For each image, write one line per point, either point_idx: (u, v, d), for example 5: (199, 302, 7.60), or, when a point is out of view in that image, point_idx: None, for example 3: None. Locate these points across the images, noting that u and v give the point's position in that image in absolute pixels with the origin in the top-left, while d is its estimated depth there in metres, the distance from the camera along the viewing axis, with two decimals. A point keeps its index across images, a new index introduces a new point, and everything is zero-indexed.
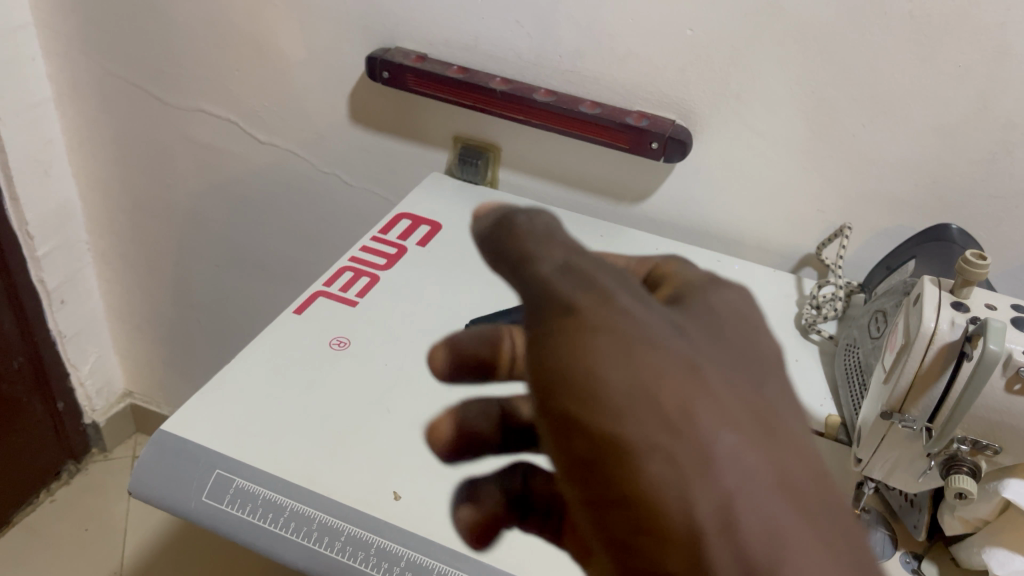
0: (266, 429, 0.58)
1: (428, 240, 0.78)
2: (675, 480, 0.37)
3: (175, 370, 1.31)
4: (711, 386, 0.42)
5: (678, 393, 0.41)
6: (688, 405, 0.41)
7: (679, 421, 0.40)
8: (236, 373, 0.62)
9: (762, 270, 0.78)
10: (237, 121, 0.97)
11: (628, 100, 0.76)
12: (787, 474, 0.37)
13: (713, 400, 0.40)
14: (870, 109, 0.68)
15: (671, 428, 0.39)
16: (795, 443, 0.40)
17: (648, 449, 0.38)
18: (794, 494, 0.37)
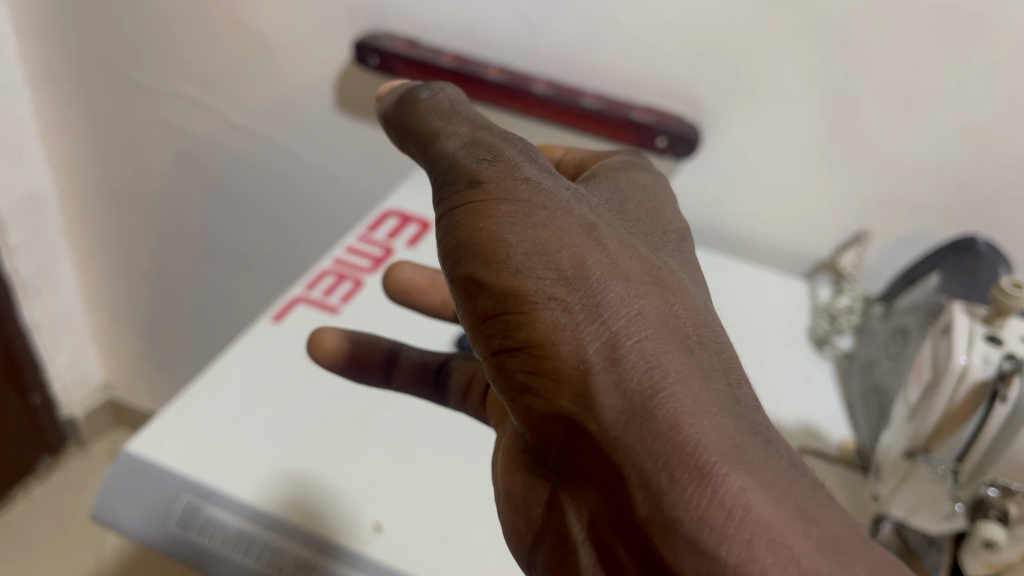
0: (238, 451, 0.54)
1: (418, 241, 0.73)
2: (540, 256, 0.26)
3: (155, 364, 1.29)
4: (568, 233, 0.26)
5: (577, 244, 0.26)
6: (606, 253, 0.26)
7: (586, 280, 0.25)
8: (208, 388, 0.58)
9: (772, 277, 0.74)
10: (218, 107, 0.92)
11: (633, 92, 0.71)
12: (680, 313, 0.26)
13: (607, 254, 0.26)
14: (892, 108, 0.64)
15: (589, 298, 0.25)
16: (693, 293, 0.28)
17: (546, 297, 0.25)
18: (677, 339, 0.26)
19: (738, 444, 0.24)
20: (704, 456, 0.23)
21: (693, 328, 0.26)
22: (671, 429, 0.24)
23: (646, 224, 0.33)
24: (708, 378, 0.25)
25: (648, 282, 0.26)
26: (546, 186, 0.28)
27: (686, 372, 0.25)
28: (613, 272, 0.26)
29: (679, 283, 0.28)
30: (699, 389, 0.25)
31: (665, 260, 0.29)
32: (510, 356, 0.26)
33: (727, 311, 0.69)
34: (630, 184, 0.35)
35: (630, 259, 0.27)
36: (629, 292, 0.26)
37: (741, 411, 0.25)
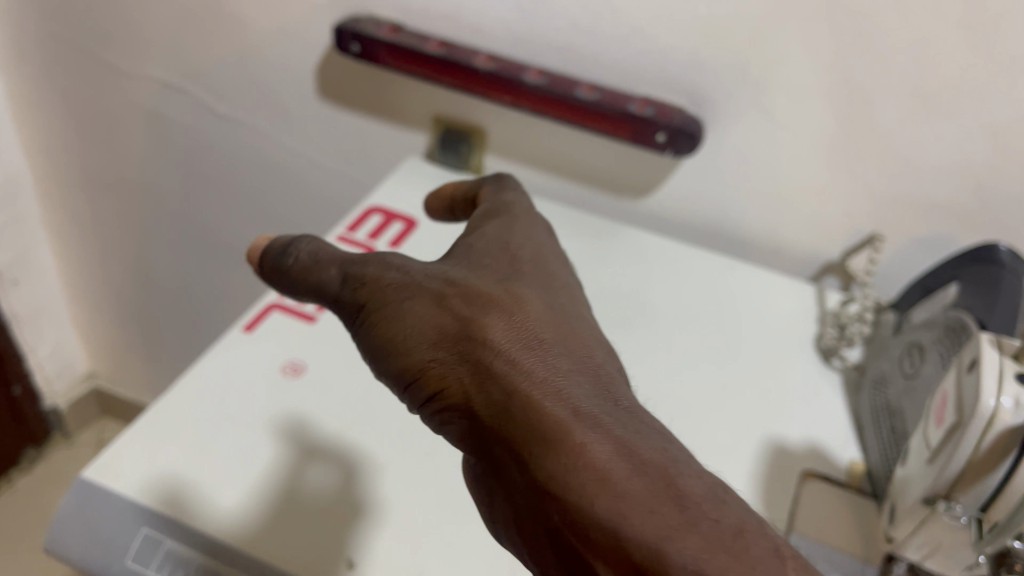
0: (204, 473, 0.50)
1: (402, 241, 0.69)
2: (414, 326, 0.35)
3: (140, 354, 1.26)
4: (428, 300, 0.36)
5: (435, 304, 0.36)
6: (457, 300, 0.36)
7: (446, 324, 0.35)
8: (174, 404, 0.54)
9: (778, 279, 0.69)
10: (195, 93, 0.87)
11: (631, 82, 0.67)
12: (524, 329, 0.35)
13: (459, 305, 0.35)
14: (910, 101, 0.59)
15: (452, 337, 0.34)
16: (544, 307, 0.37)
17: (425, 355, 0.35)
18: (523, 345, 0.34)
19: (571, 410, 0.31)
20: (544, 426, 0.31)
21: (537, 338, 0.35)
22: (520, 420, 0.32)
23: (515, 259, 0.40)
24: (549, 372, 0.33)
25: (497, 314, 0.35)
26: (409, 279, 0.37)
27: (528, 372, 0.33)
28: (466, 319, 0.35)
29: (528, 308, 0.36)
30: (538, 382, 0.33)
31: (518, 292, 0.37)
32: (427, 401, 0.35)
33: (730, 317, 0.65)
34: (504, 230, 0.42)
35: (482, 302, 0.36)
36: (477, 327, 0.34)
37: (581, 384, 0.33)
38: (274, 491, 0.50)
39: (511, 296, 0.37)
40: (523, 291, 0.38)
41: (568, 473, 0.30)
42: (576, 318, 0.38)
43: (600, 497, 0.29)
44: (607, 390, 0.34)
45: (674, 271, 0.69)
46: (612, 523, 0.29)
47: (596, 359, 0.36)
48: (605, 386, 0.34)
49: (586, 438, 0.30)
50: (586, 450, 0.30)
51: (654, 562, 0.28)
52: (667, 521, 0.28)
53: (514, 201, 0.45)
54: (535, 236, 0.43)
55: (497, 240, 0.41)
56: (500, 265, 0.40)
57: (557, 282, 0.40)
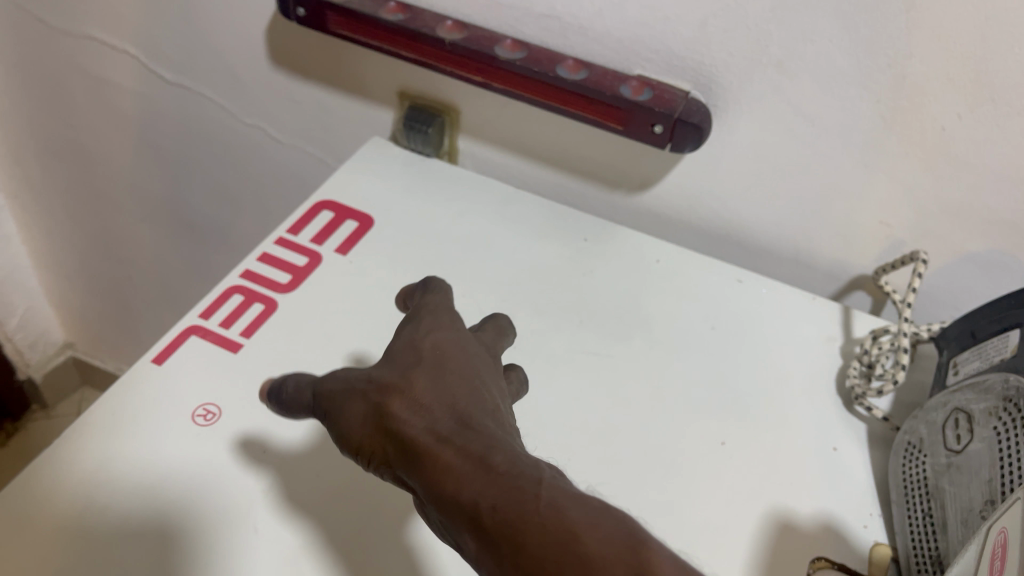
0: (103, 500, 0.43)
1: (351, 246, 0.59)
2: (344, 418, 0.35)
3: (116, 327, 1.19)
4: (350, 385, 0.36)
5: (352, 390, 0.36)
6: (368, 380, 0.36)
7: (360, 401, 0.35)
8: (57, 461, 0.45)
9: (797, 293, 0.58)
10: (139, 55, 0.77)
11: (625, 59, 0.55)
12: (418, 386, 0.34)
13: (367, 385, 0.35)
14: (971, 94, 0.47)
15: (367, 411, 0.35)
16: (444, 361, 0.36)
17: (359, 439, 0.35)
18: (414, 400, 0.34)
19: (439, 446, 0.32)
20: (427, 468, 0.31)
21: (431, 386, 0.34)
22: (417, 474, 0.32)
23: (419, 343, 0.37)
24: (433, 421, 0.33)
25: (397, 380, 0.35)
26: (346, 379, 0.37)
27: (417, 428, 0.33)
28: (373, 394, 0.35)
29: (425, 366, 0.35)
30: (422, 433, 0.32)
31: (423, 354, 0.36)
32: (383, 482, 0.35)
33: (735, 347, 0.55)
34: (417, 325, 0.38)
35: (388, 375, 0.35)
36: (383, 403, 0.34)
37: (456, 412, 0.33)
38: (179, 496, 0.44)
39: (411, 363, 0.36)
40: (418, 351, 0.36)
41: (444, 497, 0.30)
42: (478, 370, 0.36)
43: (448, 490, 0.30)
44: (484, 421, 0.33)
45: (673, 284, 0.58)
46: (455, 504, 0.30)
47: (487, 399, 0.34)
48: (481, 416, 0.33)
49: (446, 464, 0.31)
50: (449, 475, 0.30)
51: (480, 523, 0.29)
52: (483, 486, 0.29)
53: (435, 296, 0.41)
54: (452, 315, 0.39)
55: (408, 330, 0.38)
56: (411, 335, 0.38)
57: (462, 341, 0.37)
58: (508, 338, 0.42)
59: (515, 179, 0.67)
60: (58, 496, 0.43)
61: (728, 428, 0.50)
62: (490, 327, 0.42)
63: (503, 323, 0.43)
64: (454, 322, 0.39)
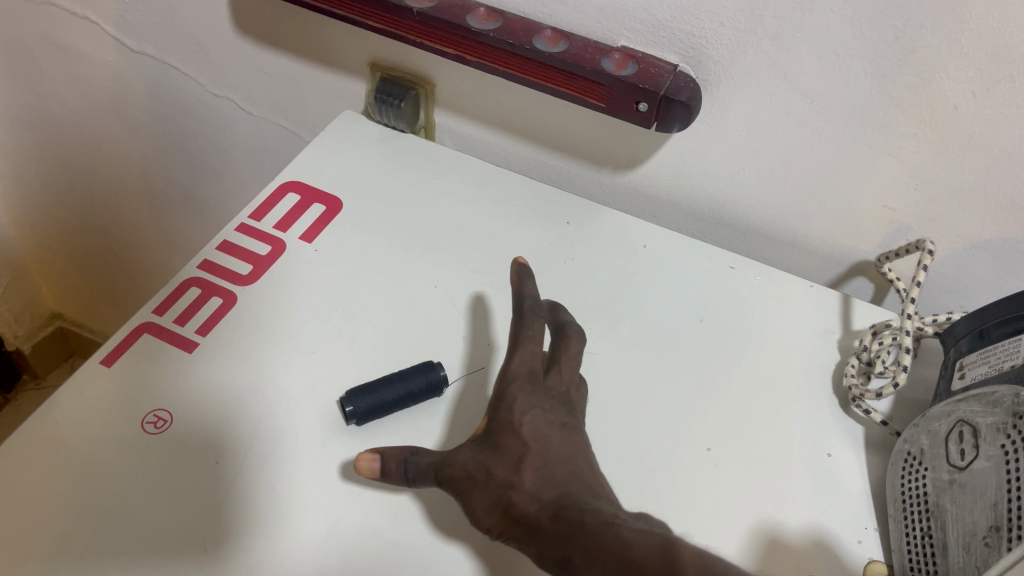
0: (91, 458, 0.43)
1: (318, 233, 0.55)
2: (468, 502, 0.40)
3: (102, 299, 1.16)
4: (467, 470, 0.41)
5: (470, 476, 0.41)
6: (483, 467, 0.41)
7: (479, 487, 0.40)
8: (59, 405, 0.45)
9: (795, 281, 0.55)
10: (99, 21, 0.72)
11: (607, 30, 0.50)
12: (529, 471, 0.40)
13: (486, 474, 0.40)
14: (987, 68, 0.42)
15: (488, 497, 0.40)
16: (541, 443, 0.41)
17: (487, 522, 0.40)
18: (527, 483, 0.40)
19: (559, 534, 0.38)
20: (557, 550, 0.38)
21: (540, 473, 0.40)
22: (548, 555, 0.38)
23: (517, 429, 0.42)
24: (549, 509, 0.39)
25: (512, 470, 0.40)
26: (460, 464, 0.41)
27: (539, 517, 0.39)
28: (491, 482, 0.40)
29: (532, 454, 0.41)
30: (544, 520, 0.39)
31: (522, 436, 0.41)
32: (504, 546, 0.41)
33: (725, 340, 0.51)
34: (509, 404, 0.43)
35: (502, 467, 0.40)
36: (505, 495, 0.40)
37: (561, 491, 0.39)
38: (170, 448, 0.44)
39: (519, 452, 0.41)
40: (522, 437, 0.41)
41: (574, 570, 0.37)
42: (567, 441, 0.42)
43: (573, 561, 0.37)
44: (589, 500, 0.39)
45: (662, 270, 0.55)
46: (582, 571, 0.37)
47: (581, 472, 0.41)
48: (583, 492, 0.40)
49: (570, 551, 0.37)
50: (571, 553, 0.37)
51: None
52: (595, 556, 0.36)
53: (515, 360, 0.45)
54: (539, 387, 0.44)
55: (501, 413, 0.42)
56: (509, 415, 0.42)
57: (550, 419, 0.43)
58: (578, 364, 0.47)
59: (498, 155, 0.63)
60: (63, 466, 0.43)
61: (715, 431, 0.47)
62: (564, 365, 0.46)
63: (574, 342, 0.48)
64: (544, 399, 0.44)
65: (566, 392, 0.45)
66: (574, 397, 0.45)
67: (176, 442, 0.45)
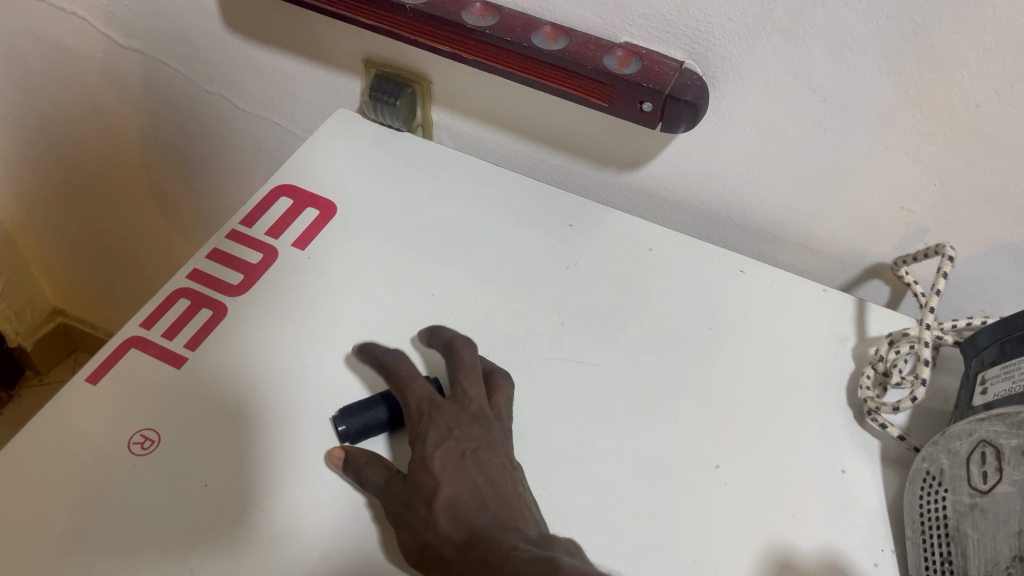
0: (72, 486, 0.41)
1: (310, 238, 0.54)
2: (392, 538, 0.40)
3: (102, 294, 1.15)
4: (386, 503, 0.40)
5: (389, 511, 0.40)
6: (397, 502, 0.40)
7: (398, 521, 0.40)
8: (39, 430, 0.43)
9: (805, 284, 0.52)
10: (85, 15, 0.70)
11: (609, 24, 0.48)
12: (439, 509, 0.40)
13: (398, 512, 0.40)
14: (1012, 66, 0.40)
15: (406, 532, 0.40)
16: (451, 478, 0.41)
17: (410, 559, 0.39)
18: (437, 522, 0.39)
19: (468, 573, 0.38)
20: None
21: (449, 510, 0.40)
22: None
23: (425, 465, 0.41)
24: (459, 549, 0.38)
25: (424, 507, 0.40)
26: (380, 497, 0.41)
27: (452, 559, 0.38)
28: (405, 521, 0.40)
29: (441, 491, 0.40)
30: (456, 561, 0.38)
31: (430, 471, 0.41)
32: None
33: (734, 349, 0.49)
34: (417, 441, 0.42)
35: (415, 505, 0.40)
36: (419, 536, 0.39)
37: (473, 528, 0.39)
38: (158, 470, 0.43)
39: (430, 489, 0.40)
40: (432, 471, 0.41)
41: None
42: (481, 467, 0.41)
43: None
44: (498, 534, 0.38)
45: (668, 274, 0.53)
46: None
47: (496, 502, 0.40)
48: (494, 525, 0.39)
49: None
50: None
51: None
52: None
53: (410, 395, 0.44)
54: (445, 411, 0.43)
55: (414, 450, 0.42)
56: (417, 452, 0.42)
57: (461, 448, 0.42)
58: (481, 371, 0.46)
59: (497, 154, 0.61)
60: (44, 496, 0.41)
61: (723, 447, 0.45)
62: (466, 380, 0.45)
63: (468, 351, 0.46)
64: (453, 425, 0.43)
65: (479, 407, 0.44)
66: (488, 411, 0.44)
67: (163, 463, 0.43)
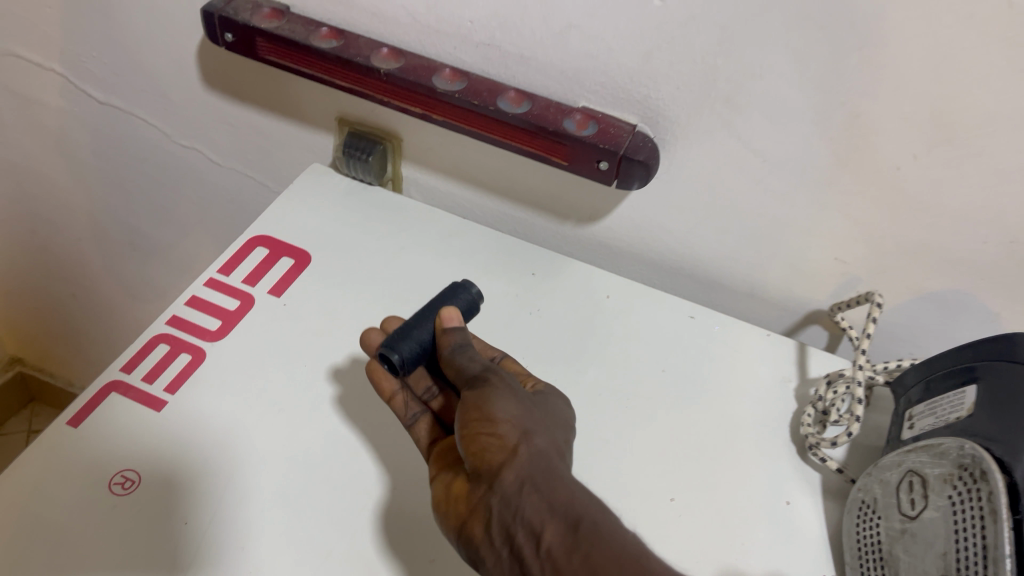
0: (53, 526, 0.43)
1: (286, 286, 0.56)
2: (512, 403, 0.43)
3: (63, 344, 1.15)
4: (514, 392, 0.44)
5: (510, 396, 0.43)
6: (520, 397, 0.44)
7: (522, 404, 0.43)
8: (18, 471, 0.44)
9: (752, 330, 0.56)
10: (64, 73, 0.72)
11: (569, 90, 0.52)
12: (548, 427, 0.43)
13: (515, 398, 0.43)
14: (927, 133, 0.44)
15: (525, 414, 0.43)
16: (558, 422, 0.44)
17: (510, 425, 0.41)
18: (547, 432, 0.42)
19: (557, 467, 0.40)
20: (551, 475, 0.39)
21: (552, 432, 0.43)
22: (541, 475, 0.39)
23: (545, 402, 0.45)
24: (556, 456, 0.41)
25: (548, 427, 0.43)
26: (505, 382, 0.44)
27: (548, 453, 0.41)
28: (525, 408, 0.43)
29: (555, 426, 0.44)
30: (551, 456, 0.41)
31: (549, 407, 0.45)
32: (484, 444, 0.41)
33: (687, 391, 0.53)
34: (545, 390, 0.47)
35: (533, 410, 0.43)
36: (526, 426, 0.42)
37: (564, 456, 0.42)
38: (137, 509, 0.44)
39: (546, 415, 0.44)
40: (551, 412, 0.45)
41: (561, 494, 0.38)
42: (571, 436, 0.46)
43: (565, 493, 0.38)
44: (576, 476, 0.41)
45: (625, 320, 0.56)
46: (574, 501, 0.38)
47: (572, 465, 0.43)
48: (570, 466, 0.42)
49: (565, 481, 0.39)
50: (564, 484, 0.39)
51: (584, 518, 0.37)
52: (587, 499, 0.38)
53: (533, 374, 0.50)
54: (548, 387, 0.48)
55: (541, 391, 0.46)
56: (541, 392, 0.46)
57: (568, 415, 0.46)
58: None
59: (463, 208, 0.64)
60: (24, 536, 0.42)
61: (678, 481, 0.48)
62: None
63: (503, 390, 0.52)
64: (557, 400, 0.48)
65: None
66: None
67: (142, 502, 0.44)
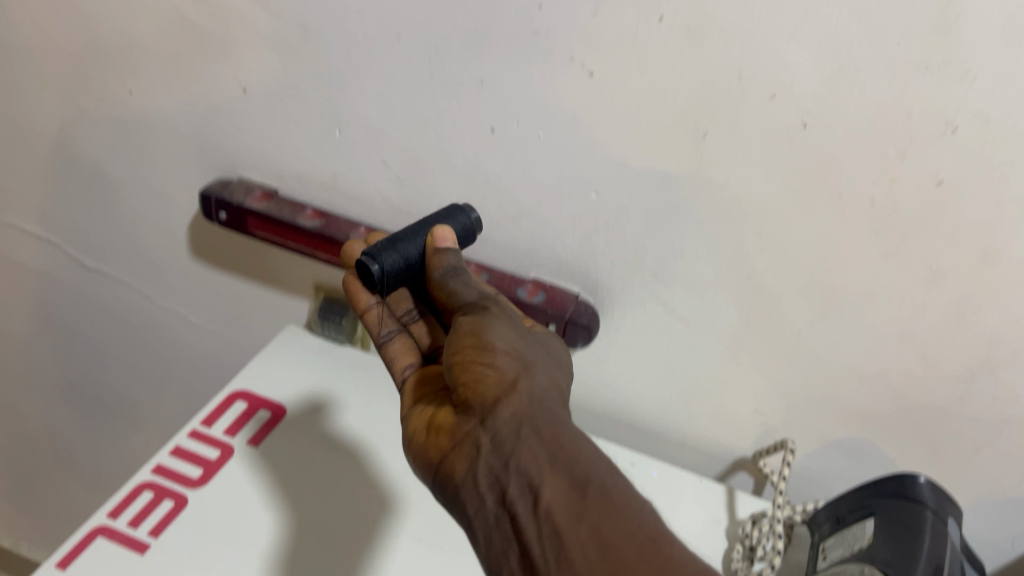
0: None
1: (263, 436, 0.61)
2: (513, 338, 0.46)
3: (12, 503, 1.15)
4: (513, 328, 0.47)
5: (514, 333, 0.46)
6: (518, 334, 0.47)
7: (519, 340, 0.46)
8: None
9: (685, 476, 0.63)
10: (60, 243, 0.79)
11: (521, 263, 0.60)
12: (546, 367, 0.46)
13: (517, 334, 0.46)
14: (819, 304, 0.54)
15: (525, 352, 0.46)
16: (554, 365, 0.48)
17: (511, 361, 0.44)
18: (547, 376, 0.46)
19: (555, 414, 0.43)
20: (547, 418, 0.42)
21: (549, 372, 0.46)
22: (540, 420, 0.42)
23: (542, 344, 0.49)
24: (552, 398, 0.45)
25: (543, 364, 0.46)
26: (503, 316, 0.47)
27: (545, 396, 0.44)
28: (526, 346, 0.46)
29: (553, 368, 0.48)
30: (547, 398, 0.44)
31: (544, 349, 0.48)
32: (482, 371, 0.44)
33: None
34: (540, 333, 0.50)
35: (529, 349, 0.47)
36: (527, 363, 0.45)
37: (558, 399, 0.46)
38: None
39: (543, 355, 0.48)
40: (545, 353, 0.48)
41: (557, 438, 0.41)
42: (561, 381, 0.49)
43: (563, 441, 0.41)
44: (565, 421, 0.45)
45: None
46: (571, 454, 0.41)
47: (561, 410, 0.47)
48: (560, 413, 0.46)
49: (562, 429, 0.42)
50: (560, 431, 0.42)
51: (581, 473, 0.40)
52: (583, 453, 0.41)
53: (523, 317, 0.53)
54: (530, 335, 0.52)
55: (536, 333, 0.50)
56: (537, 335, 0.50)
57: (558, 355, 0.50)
58: None
59: None
60: None
61: None
62: None
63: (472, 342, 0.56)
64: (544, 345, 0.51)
65: None
66: None
67: None
